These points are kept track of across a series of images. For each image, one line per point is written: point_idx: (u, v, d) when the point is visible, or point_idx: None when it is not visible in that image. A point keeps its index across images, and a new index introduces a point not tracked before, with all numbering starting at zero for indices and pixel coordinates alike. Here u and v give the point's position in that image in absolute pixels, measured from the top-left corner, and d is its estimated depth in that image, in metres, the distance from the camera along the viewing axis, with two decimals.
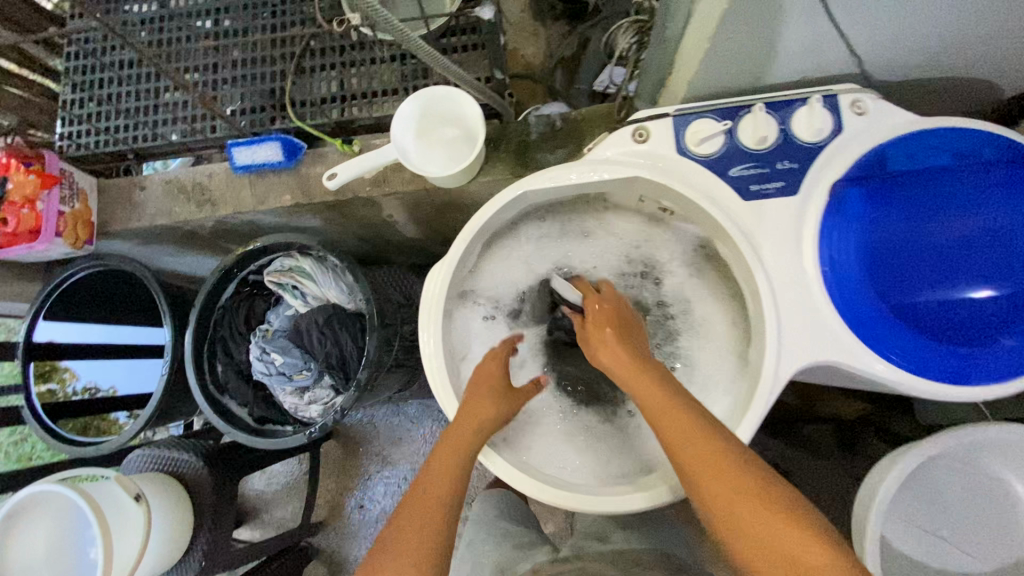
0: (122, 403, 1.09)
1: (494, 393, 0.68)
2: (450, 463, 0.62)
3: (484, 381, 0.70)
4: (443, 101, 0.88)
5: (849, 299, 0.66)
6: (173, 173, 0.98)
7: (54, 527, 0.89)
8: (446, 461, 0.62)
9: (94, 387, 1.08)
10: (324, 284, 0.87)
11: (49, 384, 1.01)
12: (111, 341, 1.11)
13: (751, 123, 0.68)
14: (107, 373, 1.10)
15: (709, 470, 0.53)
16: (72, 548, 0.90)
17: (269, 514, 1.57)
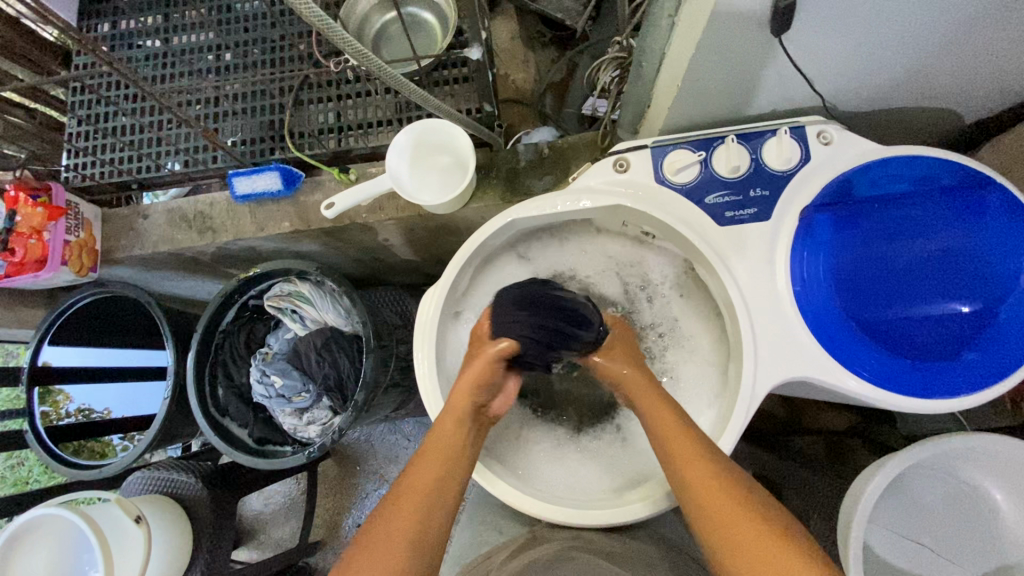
0: (120, 423, 1.10)
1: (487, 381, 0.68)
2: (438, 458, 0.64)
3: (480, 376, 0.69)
4: (436, 131, 0.92)
5: (821, 317, 0.69)
6: (175, 202, 1.02)
7: (53, 552, 0.90)
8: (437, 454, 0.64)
9: (87, 409, 1.08)
10: (322, 308, 0.90)
11: (43, 410, 1.01)
12: (109, 363, 1.12)
13: (724, 153, 0.72)
14: (100, 395, 1.11)
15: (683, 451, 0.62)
16: (72, 569, 0.91)
17: (267, 534, 1.57)
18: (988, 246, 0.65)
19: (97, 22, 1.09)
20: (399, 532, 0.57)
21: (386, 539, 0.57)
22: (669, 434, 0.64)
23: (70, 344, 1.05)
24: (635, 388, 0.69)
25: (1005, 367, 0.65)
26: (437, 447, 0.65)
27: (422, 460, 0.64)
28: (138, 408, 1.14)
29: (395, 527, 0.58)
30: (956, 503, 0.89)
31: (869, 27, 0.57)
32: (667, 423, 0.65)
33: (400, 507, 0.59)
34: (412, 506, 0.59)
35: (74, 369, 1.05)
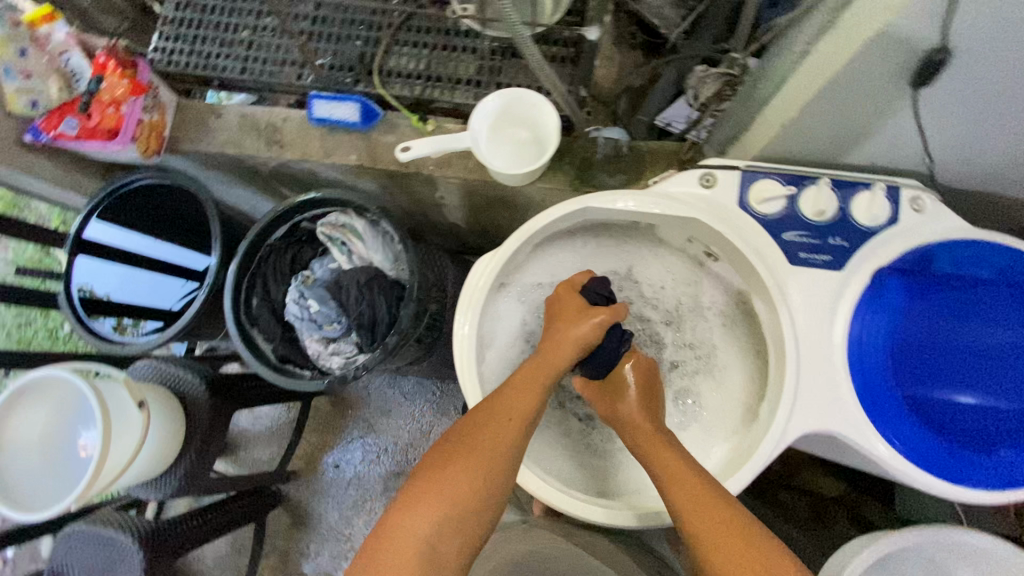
0: (122, 310, 1.06)
1: (579, 349, 0.70)
2: (524, 406, 0.66)
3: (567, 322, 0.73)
4: (524, 104, 0.92)
5: (869, 376, 0.69)
6: (249, 109, 1.03)
7: (49, 422, 0.93)
8: (522, 406, 0.66)
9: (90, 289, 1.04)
10: (371, 247, 0.90)
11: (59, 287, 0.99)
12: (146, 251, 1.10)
13: (813, 194, 0.70)
14: (106, 277, 1.06)
15: (675, 482, 0.64)
16: (64, 443, 0.94)
17: (246, 451, 1.60)
18: None
19: None
20: (480, 471, 0.60)
21: (486, 445, 0.62)
22: (675, 474, 0.64)
23: (116, 224, 1.05)
24: (655, 450, 0.68)
25: None
26: (537, 374, 0.69)
27: (518, 387, 0.67)
28: (140, 297, 1.09)
29: (496, 438, 0.63)
30: None
31: (1009, 105, 0.55)
32: (665, 462, 0.66)
33: (497, 426, 0.64)
34: (507, 427, 0.63)
35: (113, 247, 1.05)
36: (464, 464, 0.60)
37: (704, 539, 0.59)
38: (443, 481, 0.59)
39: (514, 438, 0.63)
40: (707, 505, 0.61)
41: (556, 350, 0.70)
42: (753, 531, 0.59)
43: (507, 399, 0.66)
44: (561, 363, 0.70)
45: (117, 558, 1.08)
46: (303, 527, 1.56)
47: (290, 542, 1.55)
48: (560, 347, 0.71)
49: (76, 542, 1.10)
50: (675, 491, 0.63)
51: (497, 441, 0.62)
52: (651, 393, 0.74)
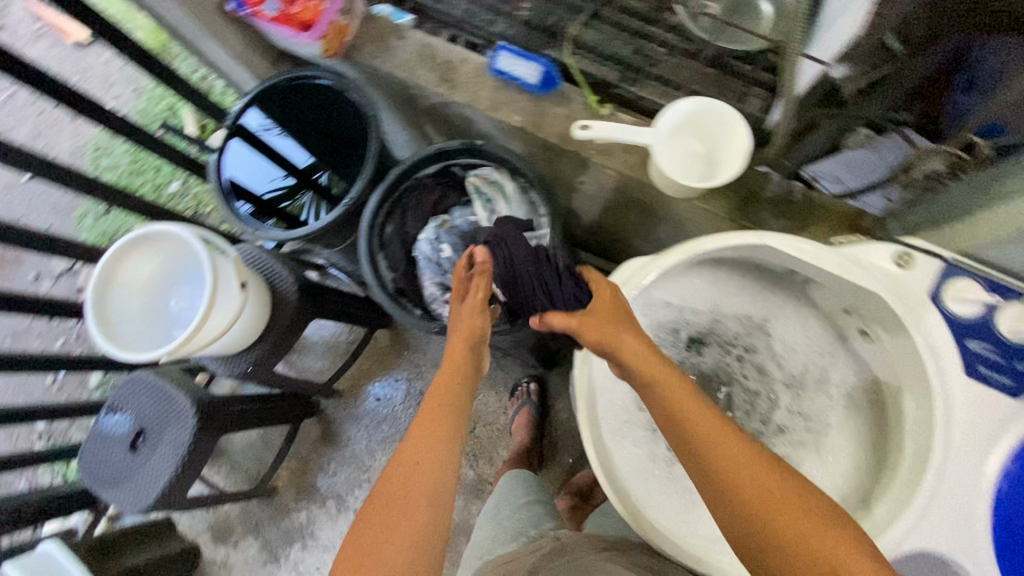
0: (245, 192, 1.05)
1: (474, 316, 0.75)
2: (446, 406, 0.68)
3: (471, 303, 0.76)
4: (715, 118, 0.88)
5: (1011, 515, 0.64)
6: (431, 40, 1.02)
7: (149, 280, 1.03)
8: (442, 406, 0.68)
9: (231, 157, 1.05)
10: (515, 211, 0.89)
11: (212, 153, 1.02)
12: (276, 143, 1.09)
13: (1017, 311, 0.65)
14: (238, 159, 1.05)
15: (711, 439, 0.57)
16: (160, 300, 1.04)
17: (300, 357, 1.65)
18: None
19: None
20: (430, 479, 0.61)
21: (427, 454, 0.63)
22: (697, 423, 0.58)
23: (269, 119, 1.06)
24: (638, 372, 0.64)
25: None
26: (448, 374, 0.71)
27: (437, 396, 0.69)
28: (244, 175, 1.06)
29: (433, 443, 0.64)
30: None
31: None
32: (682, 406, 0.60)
33: (424, 435, 0.64)
34: (438, 433, 0.65)
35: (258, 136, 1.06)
36: (416, 475, 0.61)
37: (751, 501, 0.54)
38: (403, 498, 0.59)
39: (447, 438, 0.65)
40: (758, 473, 0.55)
41: (460, 335, 0.74)
42: (796, 484, 0.55)
43: (428, 410, 0.67)
44: (458, 354, 0.74)
45: (173, 416, 1.14)
46: (329, 444, 1.61)
47: (313, 454, 1.61)
48: (466, 326, 0.75)
49: (142, 388, 1.16)
50: (723, 448, 0.56)
51: (432, 448, 0.63)
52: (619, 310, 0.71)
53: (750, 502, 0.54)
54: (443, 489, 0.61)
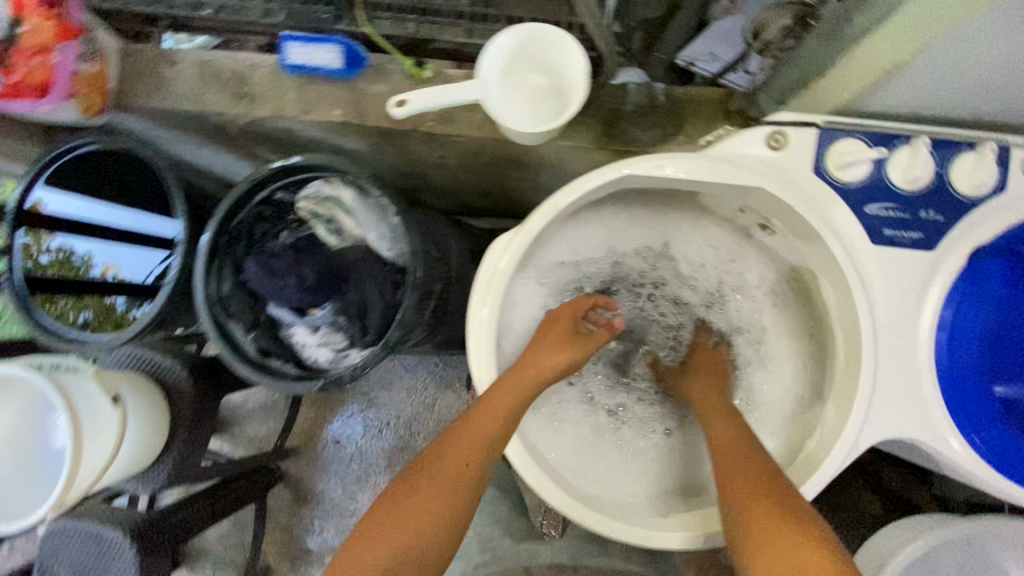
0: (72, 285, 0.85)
1: (556, 351, 0.68)
2: (486, 432, 0.61)
3: (549, 336, 0.70)
4: (544, 42, 0.75)
5: (955, 370, 0.59)
6: (210, 54, 0.86)
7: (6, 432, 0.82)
8: (485, 427, 0.61)
9: (69, 250, 0.87)
10: (363, 222, 0.76)
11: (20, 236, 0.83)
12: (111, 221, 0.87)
13: (908, 157, 0.58)
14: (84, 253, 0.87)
15: (736, 462, 0.59)
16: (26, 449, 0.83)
17: (241, 428, 1.52)
18: None
19: None
20: (433, 510, 0.58)
21: (434, 479, 0.60)
22: (728, 454, 0.60)
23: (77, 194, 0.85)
24: (712, 417, 0.65)
25: None
26: (494, 403, 0.63)
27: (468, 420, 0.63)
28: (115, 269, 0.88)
29: (445, 465, 0.60)
30: None
31: None
32: (723, 438, 0.62)
33: (439, 458, 0.61)
34: (460, 466, 0.60)
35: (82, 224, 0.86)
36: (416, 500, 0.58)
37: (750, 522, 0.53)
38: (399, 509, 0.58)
39: (462, 473, 0.60)
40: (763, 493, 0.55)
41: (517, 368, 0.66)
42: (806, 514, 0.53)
43: (456, 436, 0.62)
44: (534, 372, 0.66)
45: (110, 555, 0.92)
46: (304, 504, 1.51)
47: (292, 519, 1.50)
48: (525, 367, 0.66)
49: (61, 537, 0.93)
50: (738, 479, 0.57)
51: (446, 476, 0.60)
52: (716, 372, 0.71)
53: (748, 501, 0.55)
54: (448, 521, 0.58)
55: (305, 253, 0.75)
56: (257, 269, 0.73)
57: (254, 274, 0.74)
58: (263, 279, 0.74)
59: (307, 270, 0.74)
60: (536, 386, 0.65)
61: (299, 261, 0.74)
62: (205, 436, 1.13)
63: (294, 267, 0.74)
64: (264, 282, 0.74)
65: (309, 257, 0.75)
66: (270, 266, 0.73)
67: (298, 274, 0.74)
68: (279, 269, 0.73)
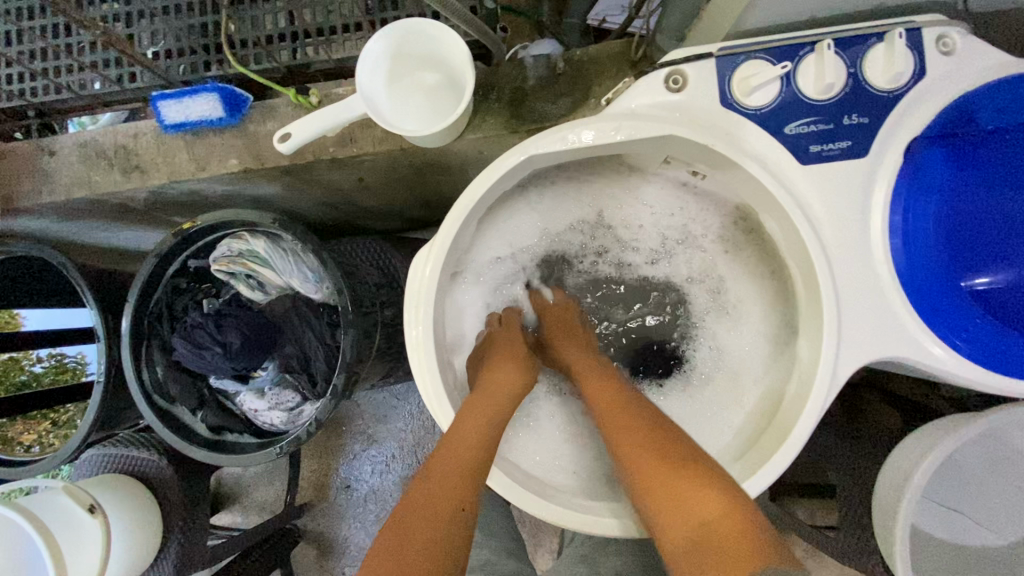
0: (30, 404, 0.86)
1: (516, 363, 0.63)
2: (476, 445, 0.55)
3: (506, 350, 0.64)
4: (423, 37, 0.70)
5: (920, 278, 0.55)
6: (88, 133, 0.80)
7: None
8: (474, 432, 0.55)
9: (62, 353, 0.92)
10: (284, 271, 0.71)
11: (9, 355, 0.89)
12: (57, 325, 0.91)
13: (815, 66, 0.54)
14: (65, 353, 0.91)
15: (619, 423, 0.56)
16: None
17: (249, 497, 1.48)
18: None
19: None
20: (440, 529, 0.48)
21: (432, 499, 0.50)
22: (613, 415, 0.57)
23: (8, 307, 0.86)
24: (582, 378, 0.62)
25: None
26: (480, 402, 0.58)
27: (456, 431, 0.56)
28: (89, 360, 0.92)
29: (445, 481, 0.51)
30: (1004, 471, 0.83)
31: None
32: (604, 396, 0.59)
33: (435, 473, 0.52)
34: (457, 476, 0.52)
35: (46, 334, 0.89)
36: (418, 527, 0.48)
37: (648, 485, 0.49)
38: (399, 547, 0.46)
39: (461, 482, 0.51)
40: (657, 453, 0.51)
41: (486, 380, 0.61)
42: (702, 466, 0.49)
43: (447, 444, 0.54)
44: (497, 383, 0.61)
45: None
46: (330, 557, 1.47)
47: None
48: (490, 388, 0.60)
49: None
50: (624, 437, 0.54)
51: (447, 486, 0.51)
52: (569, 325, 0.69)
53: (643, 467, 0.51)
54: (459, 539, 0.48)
55: (228, 315, 0.70)
56: (184, 347, 0.68)
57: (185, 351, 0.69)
58: (194, 356, 0.69)
59: (231, 333, 0.68)
60: (502, 411, 0.58)
61: (224, 325, 0.69)
62: (202, 519, 1.08)
63: (219, 334, 0.68)
64: (196, 358, 0.69)
65: (234, 317, 0.70)
66: (198, 339, 0.69)
67: (225, 341, 0.68)
68: (204, 339, 0.68)
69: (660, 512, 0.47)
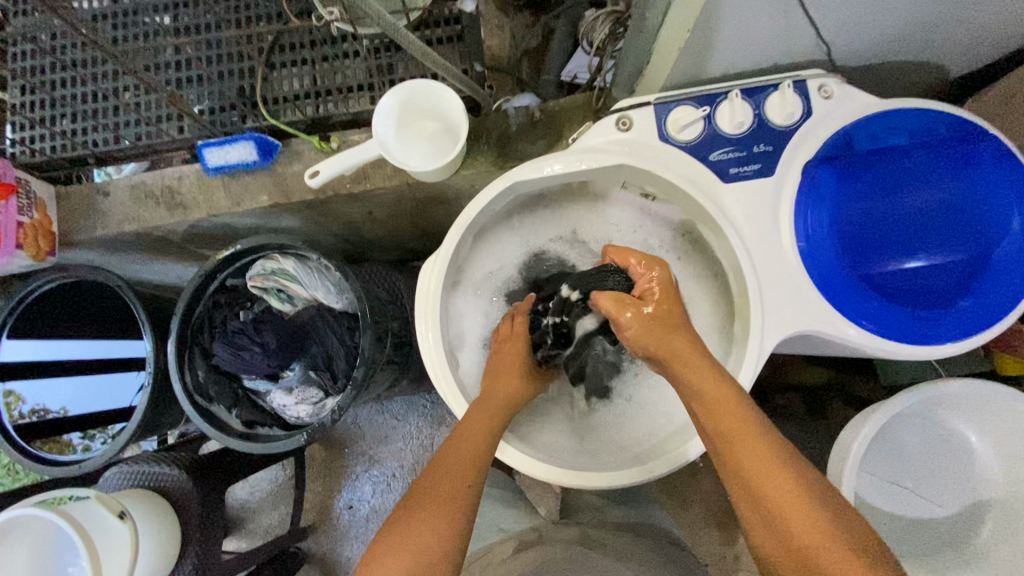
0: (73, 424, 0.97)
1: (516, 376, 0.74)
2: (479, 442, 0.64)
3: (506, 362, 0.75)
4: (425, 95, 0.87)
5: (825, 272, 0.69)
6: (138, 177, 0.94)
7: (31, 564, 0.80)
8: (481, 430, 0.66)
9: (43, 410, 0.96)
10: (310, 286, 0.84)
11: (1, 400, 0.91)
12: (64, 356, 0.99)
13: (728, 109, 0.71)
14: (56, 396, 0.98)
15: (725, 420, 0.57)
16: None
17: (255, 522, 1.53)
18: (986, 194, 0.66)
19: None
20: (447, 512, 0.56)
21: (440, 488, 0.58)
22: (725, 417, 0.58)
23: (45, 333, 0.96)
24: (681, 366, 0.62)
25: (1000, 310, 0.67)
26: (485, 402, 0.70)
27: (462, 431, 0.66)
28: (99, 404, 1.01)
29: (451, 475, 0.60)
30: (937, 447, 0.95)
31: None
32: (714, 390, 0.59)
33: (443, 465, 0.61)
34: (462, 470, 0.61)
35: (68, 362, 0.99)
36: (429, 511, 0.56)
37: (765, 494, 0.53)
38: (407, 524, 0.55)
39: (466, 474, 0.60)
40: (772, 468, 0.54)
41: (490, 389, 0.71)
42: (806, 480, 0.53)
43: (454, 444, 0.64)
44: (503, 391, 0.71)
45: None
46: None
47: None
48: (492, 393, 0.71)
49: None
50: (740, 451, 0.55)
51: (454, 477, 0.60)
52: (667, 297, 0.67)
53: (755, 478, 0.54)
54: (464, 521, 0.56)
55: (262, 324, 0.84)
56: (225, 351, 0.82)
57: (227, 357, 0.82)
58: (234, 359, 0.83)
59: (267, 337, 0.83)
60: (502, 415, 0.69)
61: (258, 331, 0.83)
62: (217, 533, 1.14)
63: (256, 339, 0.83)
64: (237, 361, 0.83)
65: (268, 325, 0.84)
66: (237, 345, 0.82)
67: (262, 344, 0.83)
68: (243, 344, 0.82)
69: (773, 518, 0.52)
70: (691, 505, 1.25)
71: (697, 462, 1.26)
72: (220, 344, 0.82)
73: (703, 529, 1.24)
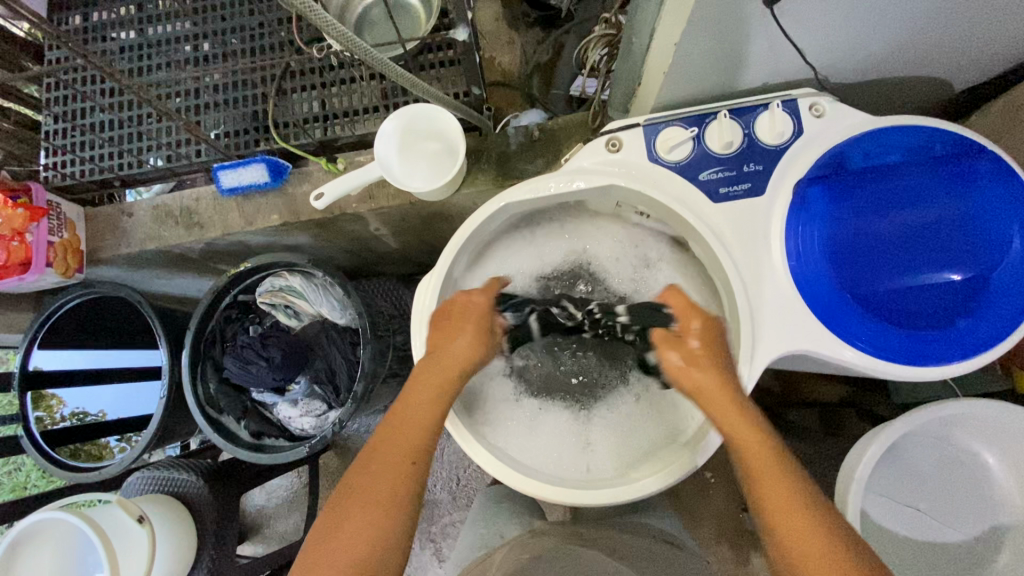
0: (110, 427, 1.04)
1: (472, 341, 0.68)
2: (416, 429, 0.62)
3: (455, 323, 0.69)
4: (426, 117, 0.90)
5: (818, 292, 0.69)
6: (161, 198, 1.00)
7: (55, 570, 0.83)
8: (421, 416, 0.63)
9: (82, 412, 1.03)
10: (314, 300, 0.88)
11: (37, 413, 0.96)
12: (103, 364, 1.07)
13: (717, 130, 0.72)
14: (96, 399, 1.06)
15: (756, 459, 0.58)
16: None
17: (271, 527, 1.57)
18: (983, 211, 0.65)
19: (70, 14, 1.05)
20: (379, 509, 0.57)
21: (371, 488, 0.58)
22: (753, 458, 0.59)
23: (77, 345, 1.02)
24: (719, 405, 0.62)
25: (1001, 329, 0.65)
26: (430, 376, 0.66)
27: (403, 414, 0.63)
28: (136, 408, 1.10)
29: (381, 472, 0.59)
30: (952, 467, 0.91)
31: (852, 8, 0.56)
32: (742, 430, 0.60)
33: (377, 458, 0.60)
34: (398, 465, 0.60)
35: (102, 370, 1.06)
36: (362, 516, 0.57)
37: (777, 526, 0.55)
38: (343, 529, 0.57)
39: (400, 468, 0.60)
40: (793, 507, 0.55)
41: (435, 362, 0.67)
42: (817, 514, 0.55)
43: (390, 434, 0.62)
44: (454, 362, 0.67)
45: None
46: None
47: None
48: (441, 364, 0.66)
49: None
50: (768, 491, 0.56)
51: (386, 473, 0.59)
52: (716, 346, 0.66)
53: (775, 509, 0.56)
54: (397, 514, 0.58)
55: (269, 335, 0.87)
56: (234, 363, 0.85)
57: (236, 369, 0.85)
58: (241, 371, 0.85)
59: (274, 351, 0.85)
60: (447, 390, 0.65)
61: (264, 342, 0.86)
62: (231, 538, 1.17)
63: (262, 351, 0.85)
64: (244, 374, 0.85)
65: (274, 340, 0.87)
66: (245, 355, 0.84)
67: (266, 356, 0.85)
68: (251, 356, 0.84)
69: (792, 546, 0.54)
70: (700, 521, 1.23)
71: (708, 477, 1.25)
72: (229, 357, 0.85)
73: (712, 544, 1.22)
